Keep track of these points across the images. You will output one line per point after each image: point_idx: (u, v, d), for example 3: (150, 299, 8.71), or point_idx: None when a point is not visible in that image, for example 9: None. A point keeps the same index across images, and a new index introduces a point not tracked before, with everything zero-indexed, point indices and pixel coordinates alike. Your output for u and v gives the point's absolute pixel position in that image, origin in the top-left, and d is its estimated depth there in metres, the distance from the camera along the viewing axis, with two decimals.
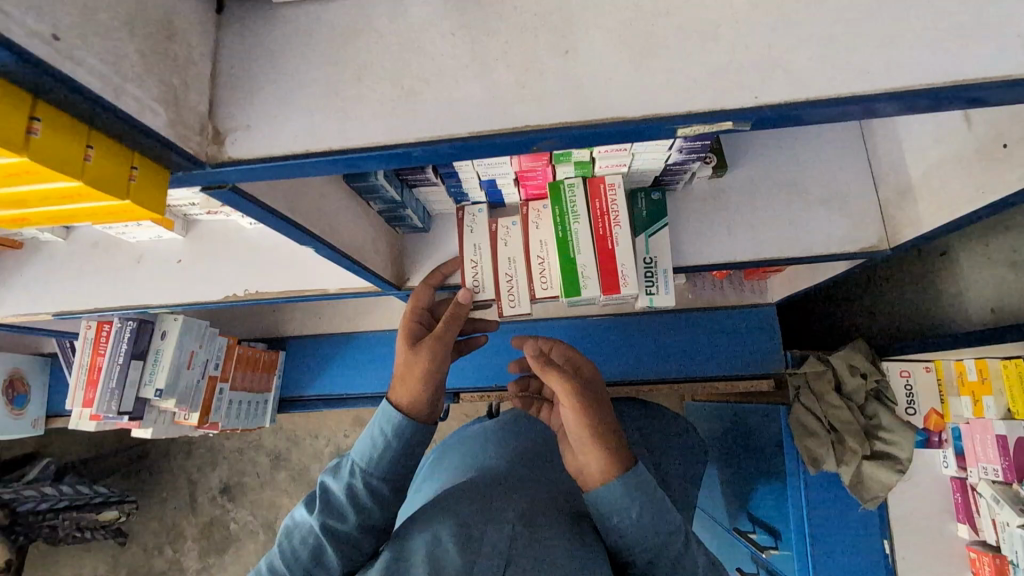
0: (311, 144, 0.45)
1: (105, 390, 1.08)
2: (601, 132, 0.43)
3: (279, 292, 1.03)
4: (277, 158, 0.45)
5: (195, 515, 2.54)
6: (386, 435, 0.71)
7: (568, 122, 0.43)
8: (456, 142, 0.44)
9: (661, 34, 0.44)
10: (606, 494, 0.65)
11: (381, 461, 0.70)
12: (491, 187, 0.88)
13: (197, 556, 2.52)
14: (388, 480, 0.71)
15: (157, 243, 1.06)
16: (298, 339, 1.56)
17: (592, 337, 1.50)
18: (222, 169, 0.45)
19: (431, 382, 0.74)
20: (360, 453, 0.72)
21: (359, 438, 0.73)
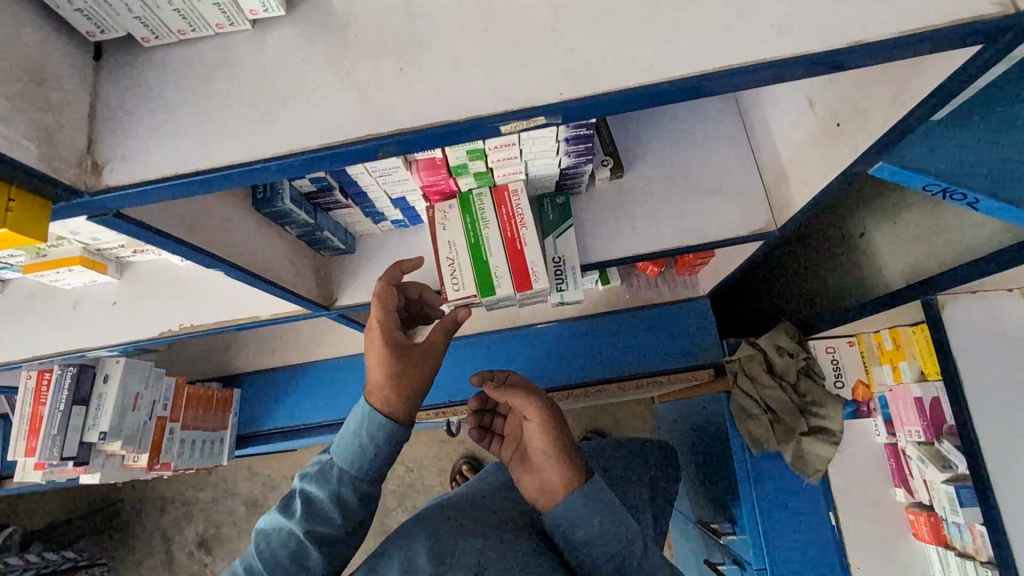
0: (178, 166, 0.50)
1: (50, 440, 1.08)
2: (431, 134, 0.49)
3: (214, 323, 1.07)
4: (148, 182, 0.50)
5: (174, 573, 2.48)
6: (376, 440, 0.73)
7: (402, 128, 0.49)
8: (307, 154, 0.49)
9: (481, 46, 0.50)
10: (565, 496, 0.71)
11: (370, 465, 0.73)
12: (404, 205, 0.95)
13: None
14: (375, 483, 0.74)
15: (93, 288, 1.09)
16: (253, 374, 1.59)
17: (540, 346, 1.55)
18: (99, 197, 0.49)
19: (415, 398, 0.76)
20: (345, 457, 0.73)
21: (344, 442, 0.73)
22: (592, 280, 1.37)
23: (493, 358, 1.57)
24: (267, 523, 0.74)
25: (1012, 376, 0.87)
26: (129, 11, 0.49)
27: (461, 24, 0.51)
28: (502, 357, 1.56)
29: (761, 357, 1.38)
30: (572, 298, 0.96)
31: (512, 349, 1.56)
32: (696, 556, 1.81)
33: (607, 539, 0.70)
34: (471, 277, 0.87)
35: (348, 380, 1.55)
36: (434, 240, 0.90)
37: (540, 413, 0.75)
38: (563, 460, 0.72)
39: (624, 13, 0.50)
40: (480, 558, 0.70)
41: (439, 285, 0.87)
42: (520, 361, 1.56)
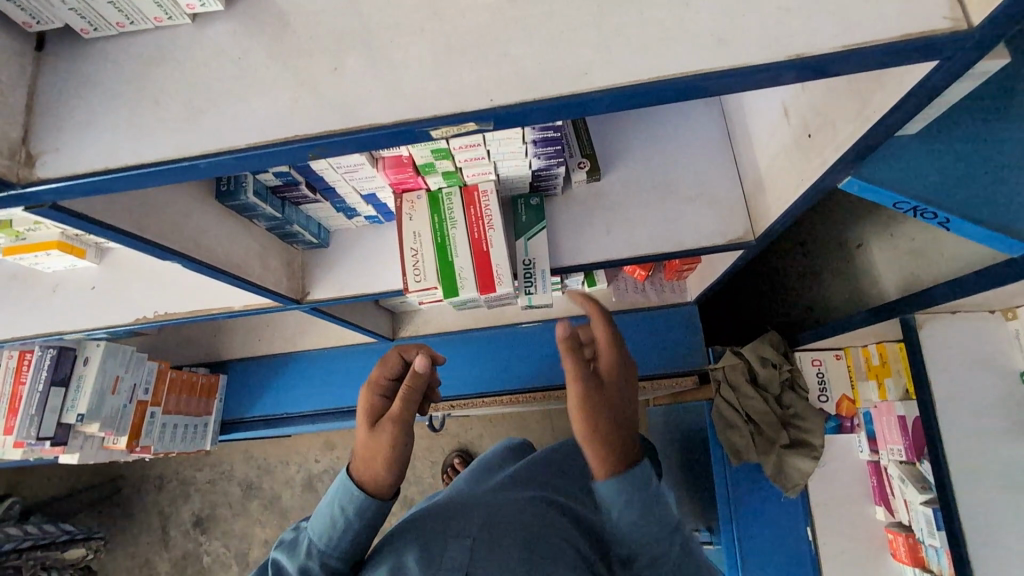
0: (107, 160, 0.49)
1: (30, 419, 1.11)
2: (362, 136, 0.48)
3: (187, 313, 1.07)
4: (79, 175, 0.49)
5: (168, 550, 2.53)
6: (346, 514, 0.68)
7: (331, 130, 0.48)
8: (235, 153, 0.49)
9: (417, 49, 0.49)
10: (614, 484, 0.66)
11: (339, 540, 0.69)
12: (375, 201, 0.94)
13: None
14: (345, 558, 0.70)
15: (72, 273, 1.10)
16: (239, 362, 1.61)
17: (522, 345, 1.55)
18: (28, 189, 0.49)
19: (395, 466, 0.69)
20: (317, 530, 0.70)
21: (316, 514, 0.70)
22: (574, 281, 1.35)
23: (478, 355, 1.56)
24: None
25: (989, 400, 0.84)
26: (64, 2, 0.49)
27: (399, 24, 0.50)
28: (487, 355, 1.56)
29: (745, 366, 1.35)
30: (535, 304, 0.99)
31: (494, 348, 1.56)
32: None
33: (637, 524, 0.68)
34: (434, 270, 0.87)
35: (336, 370, 1.57)
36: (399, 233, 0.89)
37: (593, 390, 0.66)
38: (599, 448, 0.66)
39: (563, 18, 0.48)
40: (469, 558, 0.69)
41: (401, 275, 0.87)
42: (503, 360, 1.55)
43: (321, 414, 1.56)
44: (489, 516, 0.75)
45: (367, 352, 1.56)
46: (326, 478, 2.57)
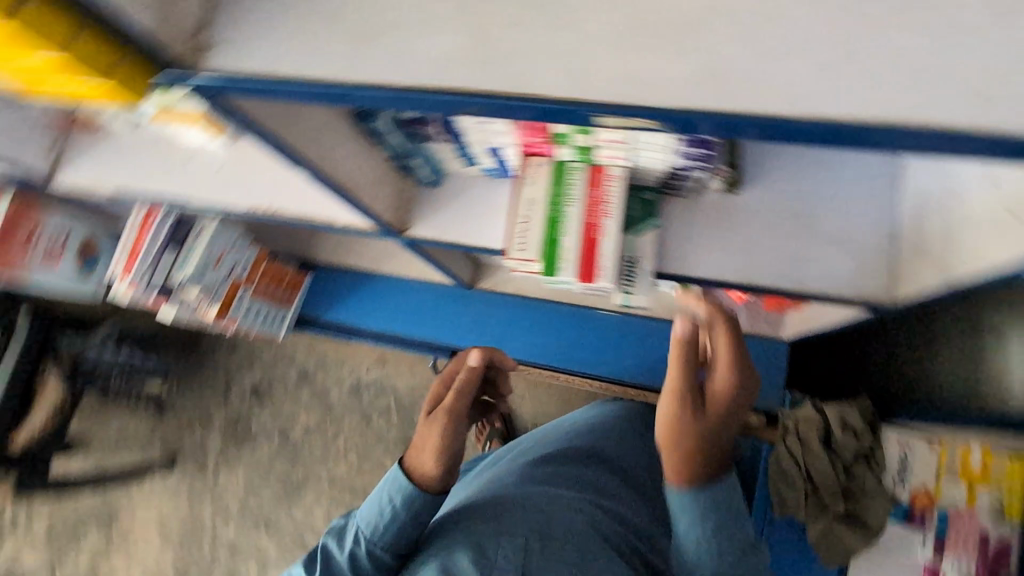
0: (300, 71, 0.55)
1: (144, 273, 1.25)
2: (543, 105, 0.50)
3: (295, 217, 1.12)
4: (271, 80, 0.55)
5: (226, 406, 2.94)
6: (393, 504, 0.76)
7: (508, 93, 0.51)
8: (420, 93, 0.52)
9: (596, 32, 0.50)
10: (693, 496, 0.75)
11: (385, 530, 0.76)
12: (498, 156, 0.92)
13: (218, 442, 2.93)
14: (388, 549, 0.77)
15: (206, 149, 1.17)
16: (328, 268, 1.68)
17: (591, 331, 1.52)
18: (231, 84, 0.56)
19: (440, 462, 0.76)
20: (365, 520, 0.77)
21: (366, 504, 0.78)
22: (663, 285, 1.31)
23: (543, 328, 1.55)
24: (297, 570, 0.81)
25: None
26: None
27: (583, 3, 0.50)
28: (552, 330, 1.55)
29: (821, 424, 1.26)
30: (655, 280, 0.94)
31: (564, 325, 1.54)
32: None
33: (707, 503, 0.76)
34: (537, 243, 0.84)
35: (409, 303, 1.64)
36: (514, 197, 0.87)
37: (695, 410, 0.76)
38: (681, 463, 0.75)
39: None
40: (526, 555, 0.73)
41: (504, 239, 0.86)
42: (569, 339, 1.53)
43: (384, 337, 1.66)
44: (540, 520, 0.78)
45: (441, 295, 1.62)
46: (370, 389, 2.82)
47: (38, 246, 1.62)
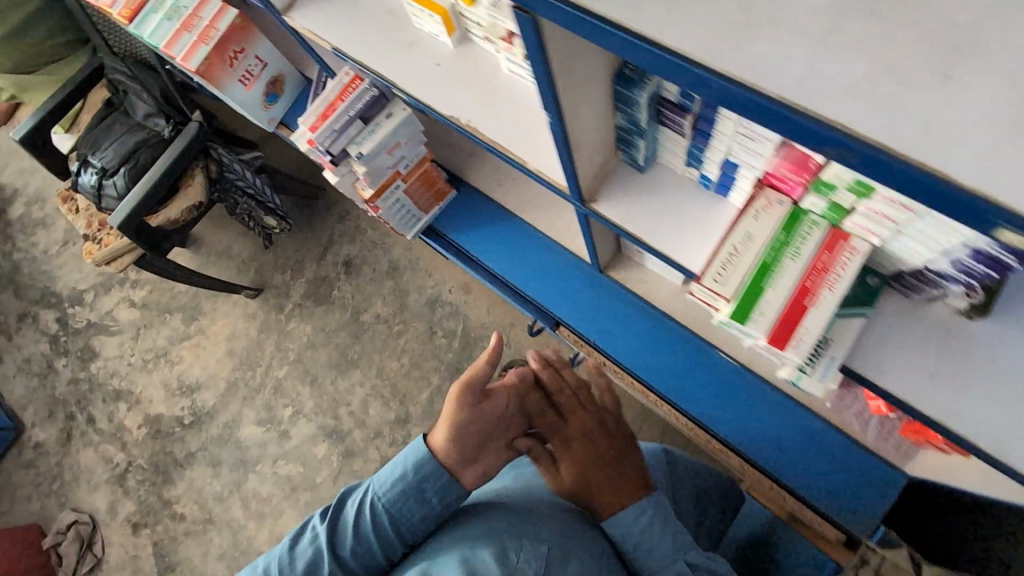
0: (649, 30, 0.56)
1: (330, 131, 1.25)
2: (926, 182, 0.48)
3: (488, 142, 1.07)
4: (657, 45, 0.55)
5: (317, 265, 3.30)
6: (408, 467, 1.11)
7: (902, 153, 0.49)
8: (801, 115, 0.52)
9: (983, 132, 0.48)
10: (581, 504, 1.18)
11: (391, 487, 1.09)
12: (728, 171, 0.83)
13: (299, 294, 3.30)
14: (388, 507, 1.08)
15: (433, 41, 1.15)
16: (475, 192, 1.66)
17: (702, 367, 1.44)
18: (606, 29, 0.57)
19: (456, 434, 1.16)
20: (378, 482, 1.11)
21: (383, 469, 1.13)
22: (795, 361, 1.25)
23: (652, 342, 1.48)
24: (307, 527, 1.10)
25: None
26: None
27: (970, 98, 0.49)
28: (661, 350, 1.47)
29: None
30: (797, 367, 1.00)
31: (675, 350, 1.46)
32: None
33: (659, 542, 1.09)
34: (736, 284, 0.76)
35: (537, 257, 1.60)
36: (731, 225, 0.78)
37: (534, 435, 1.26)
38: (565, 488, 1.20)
39: None
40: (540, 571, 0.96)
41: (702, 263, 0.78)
42: (673, 365, 1.47)
43: (501, 278, 1.65)
44: (521, 526, 1.03)
45: (573, 266, 1.55)
46: (445, 308, 3.12)
47: (240, 66, 1.70)
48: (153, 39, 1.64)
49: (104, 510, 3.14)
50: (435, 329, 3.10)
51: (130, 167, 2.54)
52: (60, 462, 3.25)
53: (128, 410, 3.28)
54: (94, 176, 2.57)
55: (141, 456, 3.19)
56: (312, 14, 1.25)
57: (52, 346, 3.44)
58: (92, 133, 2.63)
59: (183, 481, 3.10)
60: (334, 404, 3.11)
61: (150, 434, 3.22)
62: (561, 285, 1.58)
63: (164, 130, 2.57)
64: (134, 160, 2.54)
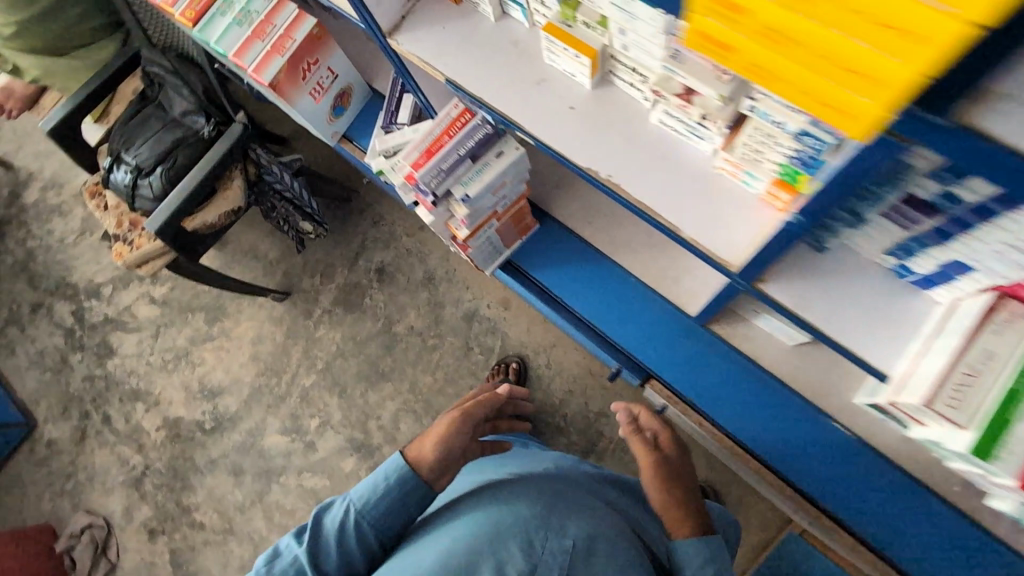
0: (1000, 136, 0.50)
1: (433, 172, 1.14)
2: None
3: (630, 202, 0.96)
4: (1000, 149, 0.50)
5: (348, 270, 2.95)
6: (389, 479, 1.04)
7: None
8: None
9: None
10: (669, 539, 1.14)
11: (380, 500, 1.02)
12: (948, 272, 0.80)
13: (330, 300, 2.93)
14: (375, 523, 1.02)
15: (566, 80, 1.03)
16: (560, 227, 1.53)
17: (815, 443, 1.30)
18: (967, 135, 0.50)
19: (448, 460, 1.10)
20: (359, 496, 1.03)
21: (363, 483, 1.05)
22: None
23: (756, 409, 1.37)
24: (279, 547, 1.02)
25: None
26: None
27: None
28: (766, 417, 1.36)
29: None
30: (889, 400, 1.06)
31: (781, 417, 1.34)
32: None
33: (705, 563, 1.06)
34: (971, 411, 0.75)
35: (627, 306, 1.47)
36: (961, 349, 0.76)
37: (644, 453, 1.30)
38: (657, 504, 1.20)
39: None
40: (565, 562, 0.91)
41: (934, 391, 0.76)
42: (778, 432, 1.34)
43: (586, 321, 1.53)
44: (543, 513, 0.97)
45: (668, 314, 1.44)
46: (483, 323, 2.80)
47: (312, 77, 1.58)
48: (220, 45, 1.52)
49: (116, 518, 2.74)
50: (471, 346, 2.76)
51: (168, 167, 2.36)
52: (72, 462, 2.85)
53: (145, 412, 2.88)
54: (130, 174, 2.37)
55: (159, 460, 2.80)
56: (422, 37, 1.13)
57: (66, 338, 3.02)
58: (126, 127, 2.42)
59: (202, 489, 2.72)
60: (363, 417, 2.76)
61: (167, 437, 2.83)
62: (654, 338, 1.45)
63: (203, 129, 2.37)
64: (171, 161, 2.35)
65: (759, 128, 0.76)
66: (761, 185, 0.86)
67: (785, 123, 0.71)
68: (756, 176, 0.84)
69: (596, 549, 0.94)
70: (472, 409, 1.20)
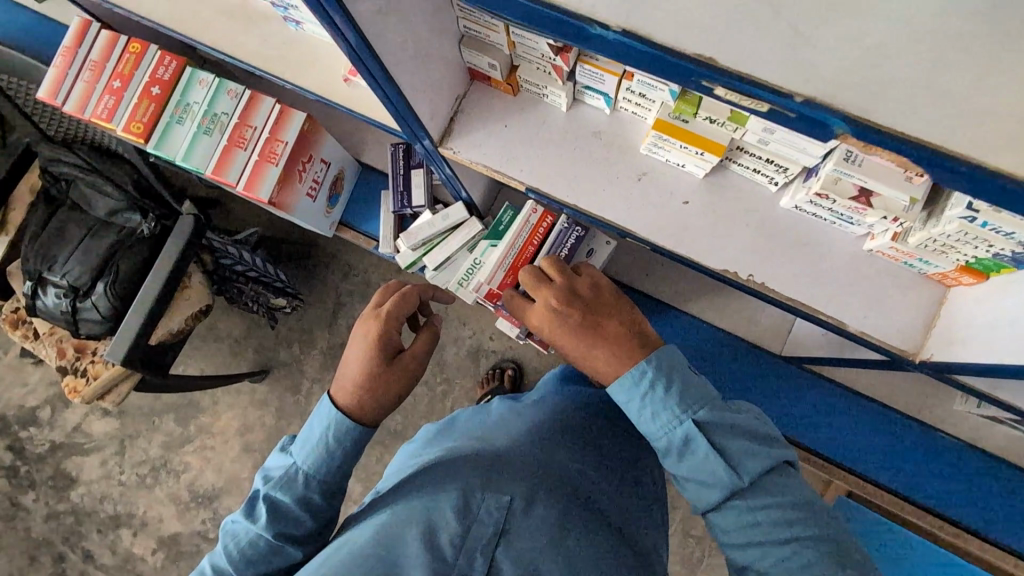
0: None
1: (521, 288, 1.05)
2: None
3: (782, 300, 0.88)
4: None
5: (331, 333, 2.30)
6: (340, 443, 0.78)
7: None
8: None
9: None
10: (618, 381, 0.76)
11: (329, 465, 0.77)
12: None
13: (318, 369, 2.30)
14: (325, 486, 0.78)
15: (671, 171, 0.92)
16: (621, 286, 1.42)
17: (926, 452, 1.29)
18: None
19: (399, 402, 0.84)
20: (306, 458, 0.77)
21: (303, 445, 0.77)
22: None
23: (866, 436, 1.32)
24: (230, 530, 0.76)
25: None
26: None
27: None
28: (879, 441, 1.31)
29: None
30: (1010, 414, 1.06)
31: (885, 434, 1.31)
32: None
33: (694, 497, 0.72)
34: None
35: (709, 355, 1.37)
36: None
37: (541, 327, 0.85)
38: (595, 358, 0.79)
39: None
40: (504, 520, 0.70)
41: None
42: (888, 451, 1.31)
43: None
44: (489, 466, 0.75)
45: (752, 355, 1.37)
46: (491, 358, 2.25)
47: (307, 176, 1.33)
48: (189, 160, 1.25)
49: None
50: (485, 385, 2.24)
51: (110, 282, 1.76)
52: None
53: (134, 538, 2.21)
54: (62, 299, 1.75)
55: None
56: (485, 141, 0.96)
57: (11, 477, 2.25)
58: (36, 243, 1.78)
59: None
60: None
61: (166, 558, 2.19)
62: (751, 383, 1.35)
63: (142, 229, 1.77)
64: (112, 274, 1.75)
65: (966, 231, 0.68)
66: (934, 268, 0.81)
67: (1013, 232, 0.64)
68: (935, 263, 0.79)
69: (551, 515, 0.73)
70: (383, 335, 0.83)
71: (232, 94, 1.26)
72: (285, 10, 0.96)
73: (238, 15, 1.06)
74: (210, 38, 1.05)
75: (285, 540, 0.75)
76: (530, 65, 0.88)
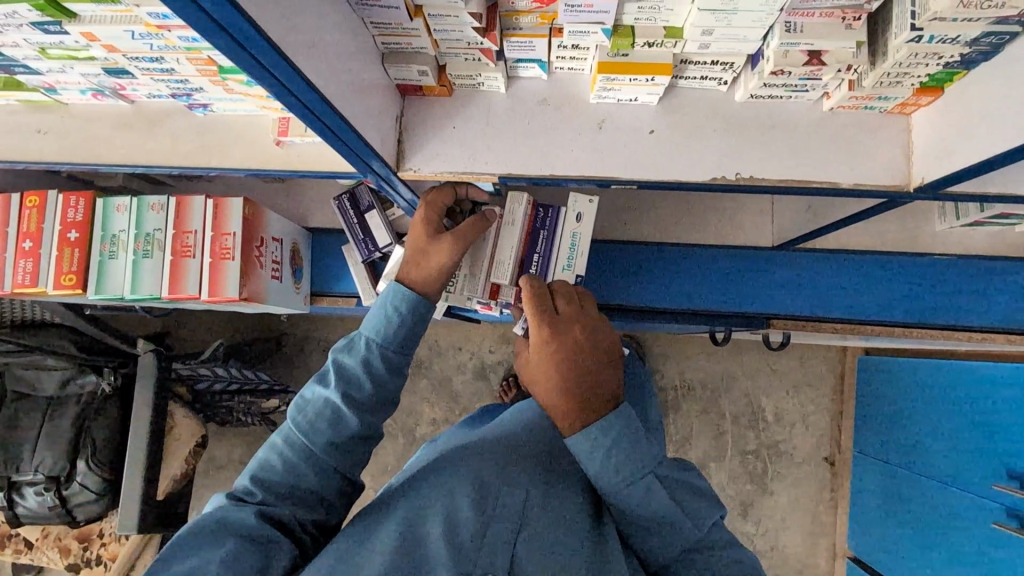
0: None
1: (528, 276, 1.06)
2: None
3: (771, 185, 0.91)
4: None
5: None
6: (397, 308, 0.78)
7: None
8: None
9: None
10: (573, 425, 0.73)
11: (393, 332, 0.77)
12: None
13: None
14: (390, 357, 0.76)
15: (628, 109, 0.93)
16: (605, 243, 1.43)
17: (921, 279, 1.36)
18: None
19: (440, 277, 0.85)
20: (369, 327, 0.77)
21: (368, 313, 0.78)
22: (1010, 224, 1.27)
23: (868, 286, 1.38)
24: (302, 397, 0.75)
25: None
26: None
27: None
28: (881, 286, 1.37)
29: None
30: (990, 213, 1.13)
31: (884, 276, 1.37)
32: (958, 514, 1.66)
33: (680, 504, 0.74)
34: None
35: (705, 271, 1.41)
36: None
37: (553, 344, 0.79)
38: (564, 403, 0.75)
39: None
40: (522, 513, 0.68)
41: None
42: (892, 291, 1.37)
43: (682, 308, 1.42)
44: (504, 456, 0.73)
45: (746, 257, 1.40)
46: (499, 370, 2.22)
47: (266, 259, 1.27)
48: (140, 291, 1.16)
49: None
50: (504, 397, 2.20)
51: (89, 456, 1.60)
52: None
53: None
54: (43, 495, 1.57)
55: None
56: (442, 149, 0.95)
57: None
58: None
59: None
60: None
61: None
62: (752, 281, 1.40)
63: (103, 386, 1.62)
64: (90, 445, 1.59)
65: (917, 53, 0.71)
66: (893, 101, 0.85)
67: (958, 36, 0.68)
68: (893, 96, 0.83)
69: (564, 503, 0.71)
70: (429, 214, 0.93)
71: (156, 208, 1.18)
72: (188, 96, 0.91)
73: (138, 123, 0.99)
74: (116, 156, 0.99)
75: (346, 404, 0.72)
76: (457, 57, 0.87)
